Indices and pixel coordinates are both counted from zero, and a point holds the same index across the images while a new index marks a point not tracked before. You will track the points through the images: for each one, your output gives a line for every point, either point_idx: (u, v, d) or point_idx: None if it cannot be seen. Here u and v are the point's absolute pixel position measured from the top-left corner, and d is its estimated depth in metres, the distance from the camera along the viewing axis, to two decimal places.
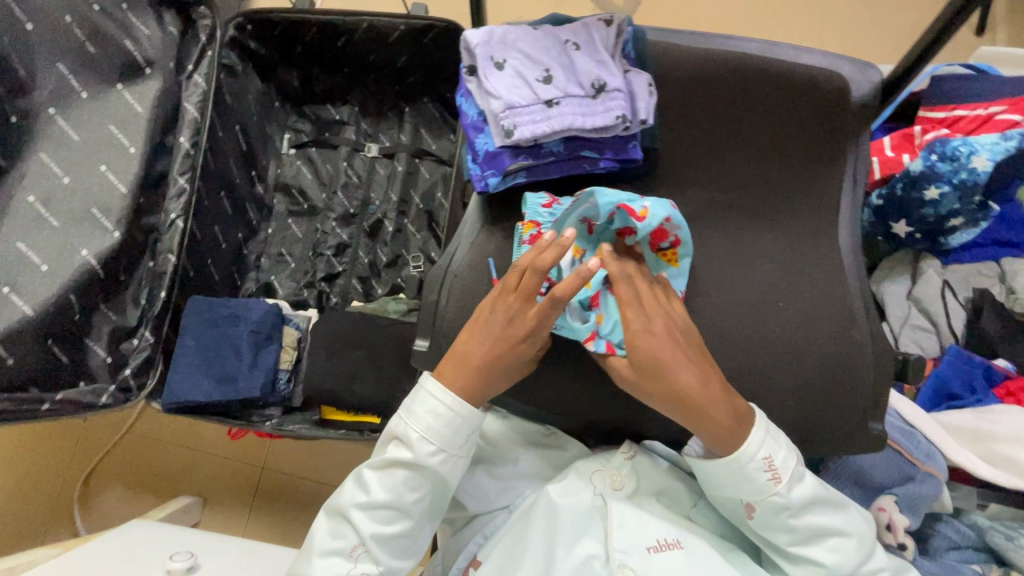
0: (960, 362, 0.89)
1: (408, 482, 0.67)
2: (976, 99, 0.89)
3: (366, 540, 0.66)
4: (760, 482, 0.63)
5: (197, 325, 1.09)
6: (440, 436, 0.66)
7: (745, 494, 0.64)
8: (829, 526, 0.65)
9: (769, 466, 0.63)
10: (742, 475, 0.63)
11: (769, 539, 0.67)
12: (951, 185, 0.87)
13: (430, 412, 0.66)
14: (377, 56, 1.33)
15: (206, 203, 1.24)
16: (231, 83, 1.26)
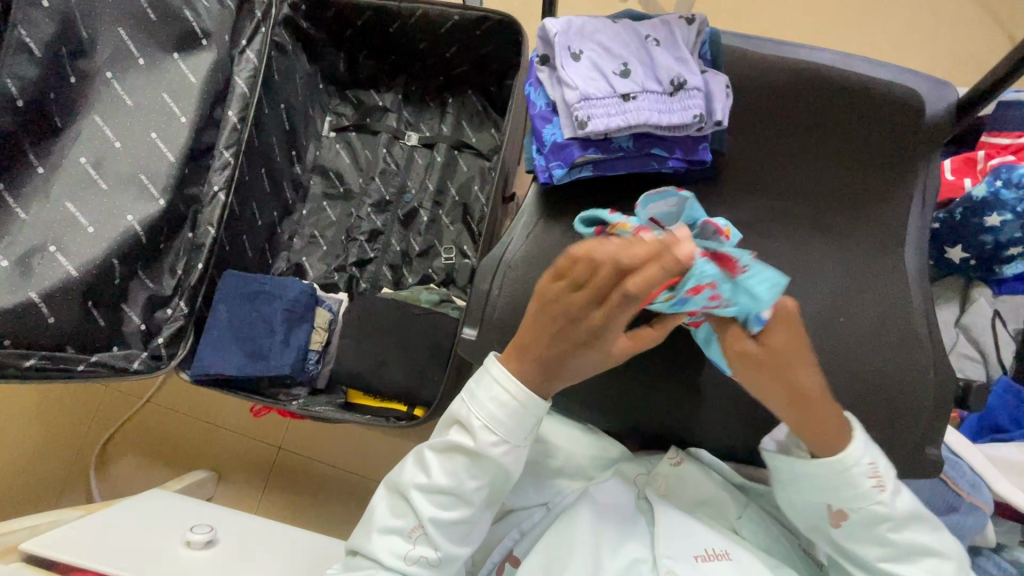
0: (1009, 395, 0.87)
1: (466, 469, 0.67)
2: None
3: (425, 523, 0.67)
4: (864, 489, 0.61)
5: (232, 298, 1.09)
6: (504, 425, 0.66)
7: (840, 500, 0.63)
8: (920, 543, 0.64)
9: (876, 474, 0.61)
10: (845, 479, 0.61)
11: (853, 552, 0.66)
12: (1014, 214, 0.84)
13: (495, 401, 0.66)
14: (426, 45, 1.33)
15: (247, 179, 1.24)
16: (280, 61, 1.26)
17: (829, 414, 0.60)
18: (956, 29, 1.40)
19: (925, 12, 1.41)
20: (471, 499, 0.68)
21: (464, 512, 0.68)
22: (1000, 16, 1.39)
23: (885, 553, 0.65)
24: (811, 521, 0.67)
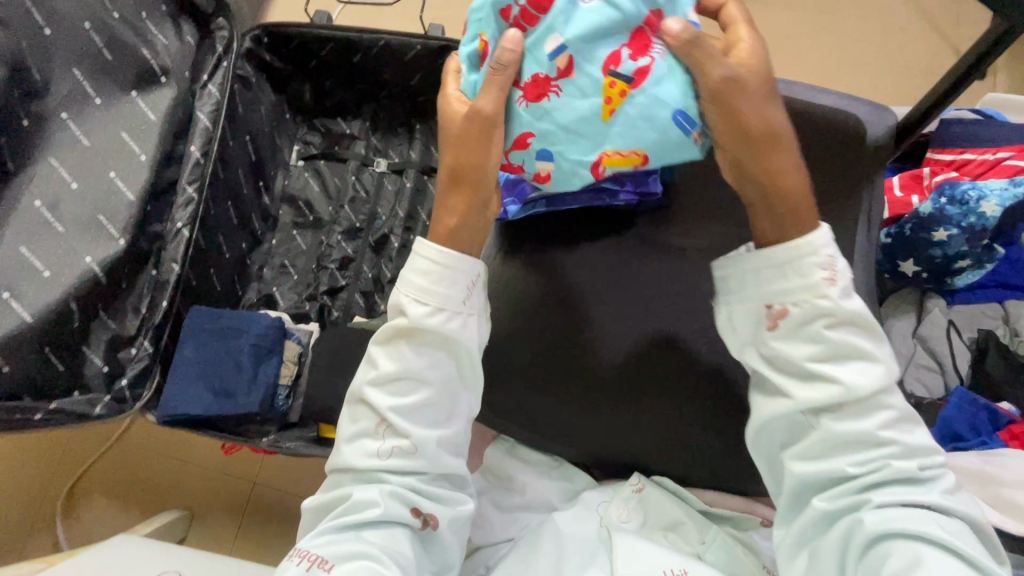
0: (966, 404, 0.89)
1: (415, 346, 0.66)
2: (984, 143, 0.91)
3: (386, 413, 0.65)
4: (810, 278, 0.61)
5: (198, 334, 1.08)
6: (440, 285, 0.65)
7: (779, 288, 0.62)
8: (856, 346, 0.61)
9: (828, 265, 0.60)
10: (793, 262, 0.61)
11: (786, 360, 0.63)
12: (959, 227, 0.88)
13: (422, 272, 0.65)
14: (391, 74, 1.34)
15: (212, 212, 1.23)
16: (244, 94, 1.26)
17: (798, 185, 0.63)
18: (903, 46, 1.45)
19: (874, 31, 1.47)
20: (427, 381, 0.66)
21: (425, 395, 0.66)
22: (945, 32, 1.45)
23: (815, 353, 0.62)
24: (751, 325, 0.66)
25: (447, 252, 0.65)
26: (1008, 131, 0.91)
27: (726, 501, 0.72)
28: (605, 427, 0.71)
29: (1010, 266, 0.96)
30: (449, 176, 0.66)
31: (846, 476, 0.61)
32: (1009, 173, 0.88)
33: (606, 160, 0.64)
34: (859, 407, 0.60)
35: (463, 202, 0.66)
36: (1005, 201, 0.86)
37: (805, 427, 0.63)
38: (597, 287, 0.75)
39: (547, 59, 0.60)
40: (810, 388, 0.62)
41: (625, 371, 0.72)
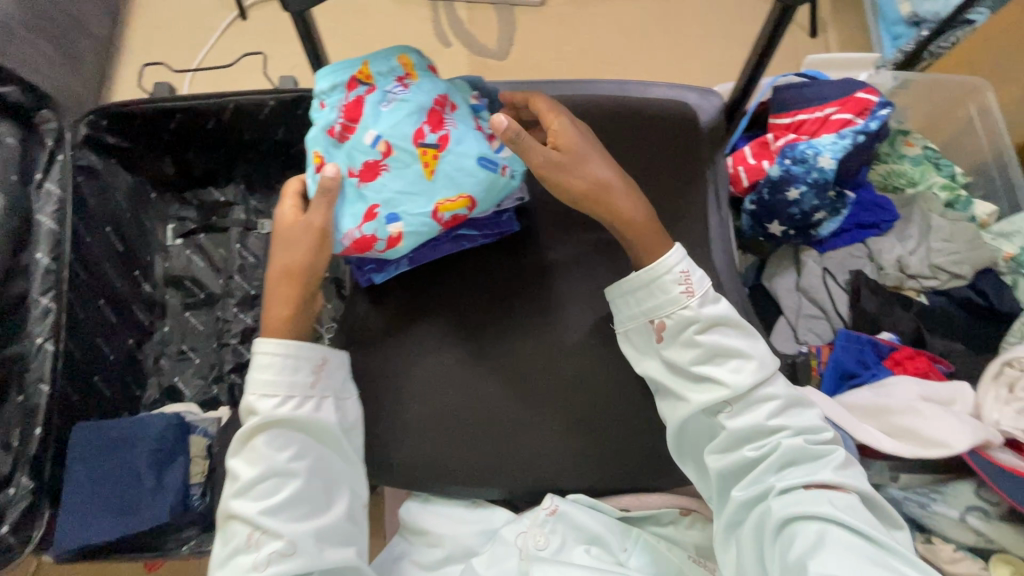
0: (850, 343, 0.96)
1: (273, 439, 0.62)
2: (815, 102, 0.97)
3: (256, 519, 0.59)
4: (671, 292, 0.65)
5: (84, 454, 0.98)
6: (285, 374, 0.63)
7: (655, 305, 0.66)
8: (728, 344, 0.64)
9: (684, 277, 0.65)
10: (654, 283, 0.65)
11: (675, 370, 0.66)
12: (804, 186, 0.95)
13: (264, 368, 0.63)
14: (251, 133, 1.28)
15: (82, 316, 1.13)
16: (92, 184, 1.17)
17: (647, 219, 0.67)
18: (740, 21, 1.56)
19: (714, 11, 1.56)
20: (297, 468, 0.62)
21: (296, 487, 0.62)
22: None
23: (696, 357, 0.65)
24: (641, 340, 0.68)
25: (284, 342, 0.64)
26: (832, 85, 0.97)
27: (643, 501, 0.70)
28: (511, 460, 0.69)
29: (862, 208, 1.05)
30: (277, 275, 0.65)
31: (749, 462, 0.63)
32: (838, 126, 0.95)
33: (442, 207, 0.60)
34: (748, 404, 0.64)
35: (291, 300, 0.64)
36: (837, 153, 0.94)
37: (704, 427, 0.66)
38: (477, 318, 0.72)
39: (368, 146, 0.60)
40: (697, 394, 0.64)
41: (524, 399, 0.70)
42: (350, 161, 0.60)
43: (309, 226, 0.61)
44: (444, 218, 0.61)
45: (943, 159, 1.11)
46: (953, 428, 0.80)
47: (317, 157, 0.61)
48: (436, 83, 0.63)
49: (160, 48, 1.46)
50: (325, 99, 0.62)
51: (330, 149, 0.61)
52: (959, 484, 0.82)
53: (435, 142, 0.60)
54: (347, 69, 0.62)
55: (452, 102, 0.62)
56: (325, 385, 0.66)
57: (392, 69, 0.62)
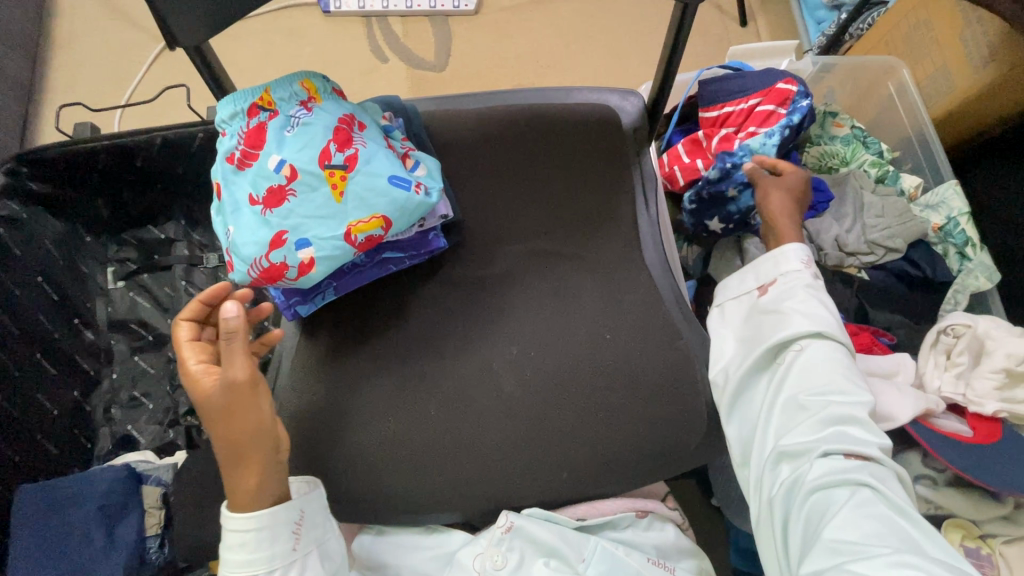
0: None
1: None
2: (740, 94, 1.00)
3: None
4: (791, 262, 0.72)
5: (27, 520, 0.93)
6: (262, 549, 0.59)
7: (771, 270, 0.73)
8: (828, 316, 0.67)
9: (806, 259, 0.72)
10: (775, 255, 0.74)
11: (765, 322, 0.70)
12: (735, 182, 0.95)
13: (240, 546, 0.59)
14: (184, 167, 1.24)
15: (15, 373, 1.07)
16: (17, 235, 1.12)
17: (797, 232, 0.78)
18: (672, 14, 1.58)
19: (646, 8, 1.58)
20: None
21: None
22: None
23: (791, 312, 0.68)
24: (734, 306, 0.75)
25: (257, 513, 0.60)
26: (754, 76, 0.99)
27: (600, 508, 0.70)
28: (462, 483, 0.68)
29: None
30: (226, 452, 0.60)
31: (801, 417, 0.62)
32: (763, 118, 0.97)
33: (355, 229, 0.56)
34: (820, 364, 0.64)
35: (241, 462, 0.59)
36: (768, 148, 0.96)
37: (770, 372, 0.68)
38: (415, 342, 0.71)
39: (271, 172, 0.56)
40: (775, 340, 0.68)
41: (471, 419, 0.69)
42: (254, 190, 0.56)
43: (233, 381, 0.59)
44: (358, 240, 0.56)
45: (871, 137, 1.15)
46: (899, 402, 0.81)
47: (218, 188, 0.57)
48: (344, 103, 0.59)
49: (83, 85, 1.41)
50: (226, 127, 0.58)
51: (231, 178, 0.56)
52: (906, 454, 0.84)
53: (343, 164, 0.56)
54: (248, 95, 0.58)
55: (361, 121, 0.59)
56: (308, 541, 0.63)
57: (296, 91, 0.58)
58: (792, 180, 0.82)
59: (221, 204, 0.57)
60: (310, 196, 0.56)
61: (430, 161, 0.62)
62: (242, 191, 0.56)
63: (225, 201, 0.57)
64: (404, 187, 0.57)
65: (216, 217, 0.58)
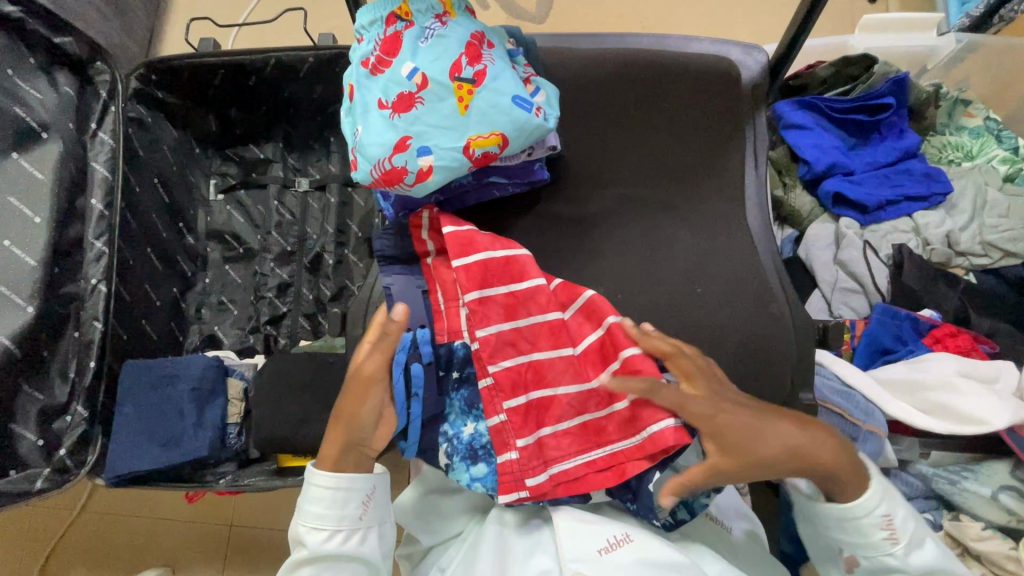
0: (888, 318, 0.92)
1: (337, 501, 0.66)
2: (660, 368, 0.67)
3: None
4: (871, 539, 0.64)
5: (135, 389, 1.04)
6: (337, 509, 0.65)
7: (853, 543, 0.66)
8: None
9: (885, 525, 0.64)
10: (853, 526, 0.64)
11: None
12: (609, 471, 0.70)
13: (314, 501, 0.66)
14: (292, 90, 1.31)
15: (130, 263, 1.18)
16: (142, 136, 1.22)
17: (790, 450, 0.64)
18: None
19: None
20: (338, 548, 0.65)
21: None
22: None
23: None
24: (825, 553, 0.71)
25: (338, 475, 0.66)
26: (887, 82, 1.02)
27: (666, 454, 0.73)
28: None
29: (911, 179, 1.01)
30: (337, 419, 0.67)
31: None
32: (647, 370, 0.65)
33: (474, 143, 0.60)
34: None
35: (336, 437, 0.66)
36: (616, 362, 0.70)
37: None
38: None
39: (402, 79, 0.60)
40: (869, 540, 0.65)
41: None
42: (385, 93, 0.61)
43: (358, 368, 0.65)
44: (476, 155, 0.60)
45: (1007, 131, 1.06)
46: (995, 406, 0.77)
47: (352, 90, 0.63)
48: (475, 23, 0.63)
49: (205, 3, 1.49)
50: (366, 35, 0.64)
51: (365, 82, 0.62)
52: (992, 463, 0.80)
53: (470, 76, 0.60)
54: (388, 5, 0.63)
55: (488, 42, 0.62)
56: (372, 514, 0.68)
57: (433, 6, 0.62)
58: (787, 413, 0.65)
59: (352, 103, 0.63)
60: (434, 104, 0.60)
61: (550, 91, 0.66)
62: (374, 94, 0.61)
63: (356, 103, 0.62)
64: (521, 106, 0.60)
65: (347, 117, 0.64)
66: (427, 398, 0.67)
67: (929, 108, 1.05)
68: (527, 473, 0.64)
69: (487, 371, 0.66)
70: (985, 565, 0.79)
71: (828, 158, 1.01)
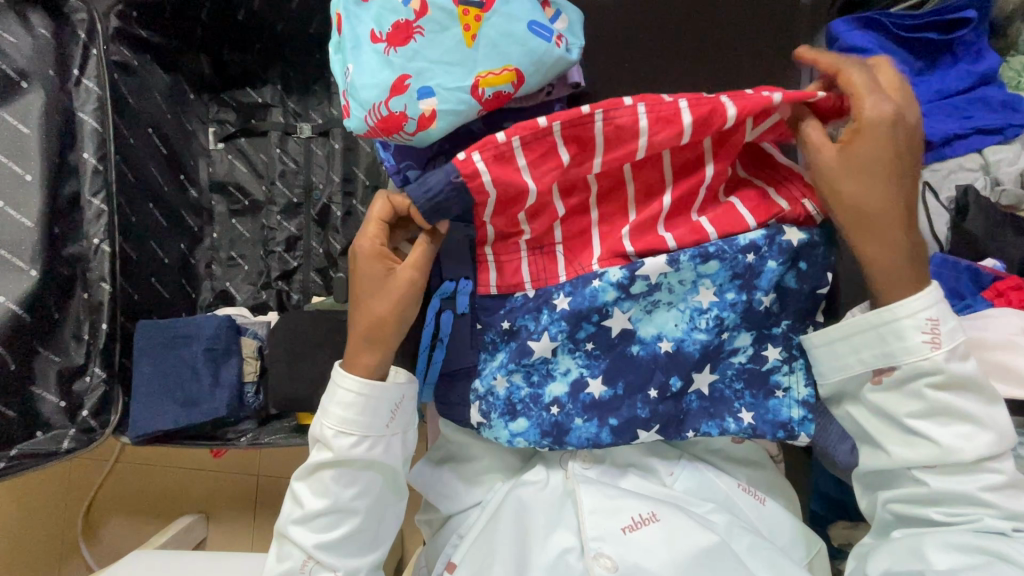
0: (945, 269, 0.83)
1: (366, 408, 0.64)
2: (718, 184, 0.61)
3: (312, 551, 0.65)
4: (909, 340, 0.58)
5: (148, 350, 1.03)
6: (364, 413, 0.64)
7: (882, 349, 0.59)
8: (964, 410, 0.58)
9: (931, 326, 0.57)
10: (890, 327, 0.58)
11: (888, 414, 0.61)
12: (661, 421, 0.62)
13: (340, 406, 0.64)
14: (287, 24, 1.21)
15: (132, 219, 1.14)
16: (129, 82, 1.14)
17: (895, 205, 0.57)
18: None
19: None
20: (364, 454, 0.65)
21: (354, 524, 0.67)
22: None
23: (915, 411, 0.60)
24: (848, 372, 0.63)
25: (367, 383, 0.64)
26: None
27: None
28: None
29: (985, 110, 0.88)
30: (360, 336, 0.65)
31: (912, 495, 0.63)
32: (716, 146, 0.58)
33: (483, 82, 0.51)
34: (958, 386, 0.58)
35: (379, 358, 0.65)
36: (691, 273, 0.61)
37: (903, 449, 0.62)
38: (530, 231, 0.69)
39: (398, 5, 0.52)
40: (907, 343, 0.58)
41: None
42: (379, 23, 0.52)
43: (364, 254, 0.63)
44: (486, 96, 0.52)
45: None
46: None
47: (340, 19, 0.54)
48: None
49: None
50: None
51: (357, 9, 0.54)
52: None
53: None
54: None
55: None
56: (400, 420, 0.66)
57: None
58: (863, 190, 0.57)
59: (341, 34, 0.55)
60: (435, 36, 0.51)
61: (573, 16, 0.57)
62: (367, 24, 0.53)
63: (345, 34, 0.54)
64: (540, 35, 0.51)
65: (336, 52, 0.56)
66: (450, 347, 0.67)
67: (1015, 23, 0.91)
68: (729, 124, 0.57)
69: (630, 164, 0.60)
70: None
71: None
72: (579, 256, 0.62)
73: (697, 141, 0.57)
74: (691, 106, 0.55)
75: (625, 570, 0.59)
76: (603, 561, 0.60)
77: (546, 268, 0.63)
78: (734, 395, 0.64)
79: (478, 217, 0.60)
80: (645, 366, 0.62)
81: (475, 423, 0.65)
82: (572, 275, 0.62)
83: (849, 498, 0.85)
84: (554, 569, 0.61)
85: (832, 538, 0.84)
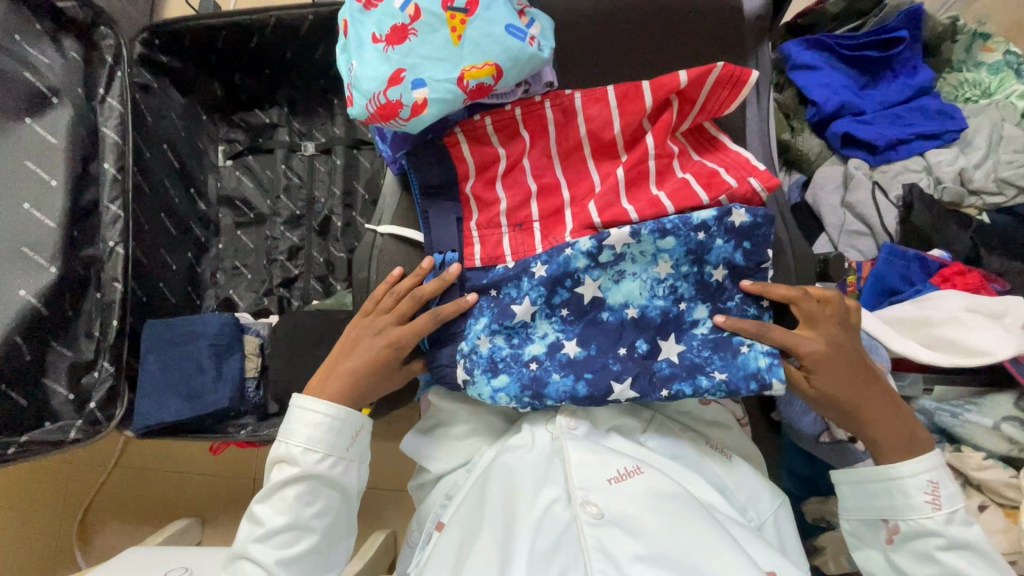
0: (895, 258, 0.89)
1: (332, 428, 0.70)
2: (668, 168, 0.70)
3: (271, 568, 0.66)
4: (912, 498, 0.66)
5: (156, 346, 1.08)
6: (331, 432, 0.70)
7: (889, 505, 0.68)
8: None
9: (930, 487, 0.66)
10: (892, 488, 0.67)
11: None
12: (632, 372, 0.67)
13: (309, 425, 0.70)
14: (294, 51, 1.31)
15: (145, 227, 1.21)
16: (149, 102, 1.24)
17: (891, 397, 0.69)
18: None
19: None
20: (325, 471, 0.69)
21: (312, 541, 0.69)
22: None
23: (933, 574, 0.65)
24: (863, 527, 0.70)
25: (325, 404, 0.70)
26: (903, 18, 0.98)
27: None
28: None
29: (923, 117, 0.98)
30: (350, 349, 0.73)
31: None
32: (661, 131, 0.68)
33: (468, 74, 0.60)
34: (964, 551, 0.64)
35: (349, 385, 0.71)
36: (651, 246, 0.67)
37: None
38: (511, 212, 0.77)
39: (396, 11, 0.61)
40: (910, 501, 0.67)
41: None
42: (379, 26, 0.62)
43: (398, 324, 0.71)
44: (470, 86, 0.60)
45: None
46: (1001, 339, 0.78)
47: (347, 25, 0.64)
48: None
49: None
50: None
51: (361, 16, 0.63)
52: (996, 396, 0.81)
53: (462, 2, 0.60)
54: None
55: None
56: (359, 445, 0.72)
57: None
58: (842, 393, 0.68)
59: (347, 37, 0.64)
60: (425, 33, 0.60)
61: (544, 23, 0.67)
62: (369, 27, 0.62)
63: (350, 37, 0.64)
64: (513, 33, 0.60)
65: (343, 52, 0.66)
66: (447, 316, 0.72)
67: (945, 44, 1.03)
68: (671, 111, 0.68)
69: (592, 146, 0.71)
70: (985, 494, 0.78)
71: (837, 98, 0.99)
72: (553, 231, 0.71)
73: (631, 125, 0.69)
74: (617, 97, 0.68)
75: (610, 516, 0.63)
76: (590, 508, 0.64)
77: (525, 243, 0.71)
78: (704, 361, 0.67)
79: (464, 194, 0.73)
80: (613, 330, 0.68)
81: (460, 381, 0.70)
82: (548, 248, 0.70)
83: (821, 474, 0.90)
84: (544, 520, 0.65)
85: (806, 513, 0.89)
